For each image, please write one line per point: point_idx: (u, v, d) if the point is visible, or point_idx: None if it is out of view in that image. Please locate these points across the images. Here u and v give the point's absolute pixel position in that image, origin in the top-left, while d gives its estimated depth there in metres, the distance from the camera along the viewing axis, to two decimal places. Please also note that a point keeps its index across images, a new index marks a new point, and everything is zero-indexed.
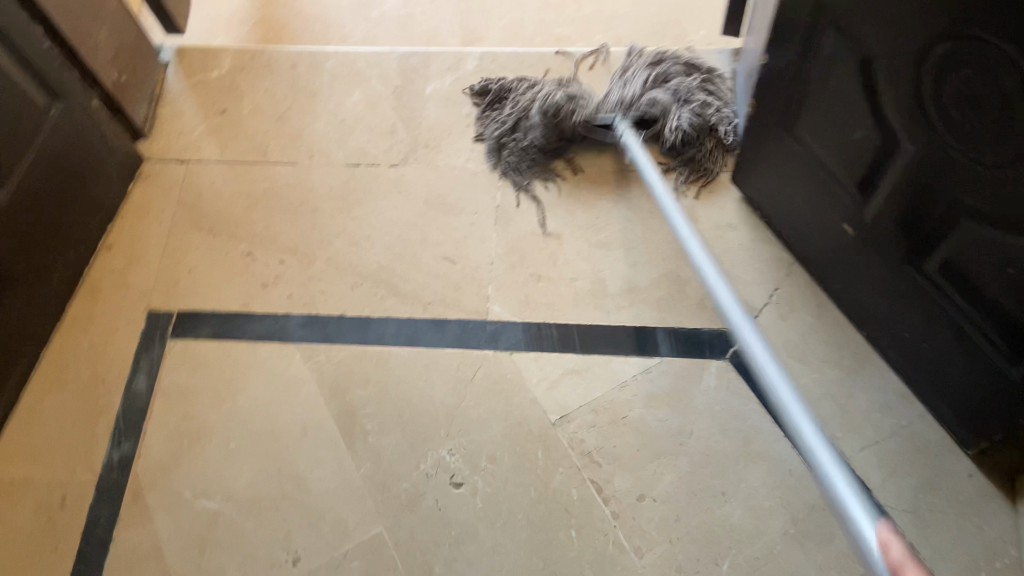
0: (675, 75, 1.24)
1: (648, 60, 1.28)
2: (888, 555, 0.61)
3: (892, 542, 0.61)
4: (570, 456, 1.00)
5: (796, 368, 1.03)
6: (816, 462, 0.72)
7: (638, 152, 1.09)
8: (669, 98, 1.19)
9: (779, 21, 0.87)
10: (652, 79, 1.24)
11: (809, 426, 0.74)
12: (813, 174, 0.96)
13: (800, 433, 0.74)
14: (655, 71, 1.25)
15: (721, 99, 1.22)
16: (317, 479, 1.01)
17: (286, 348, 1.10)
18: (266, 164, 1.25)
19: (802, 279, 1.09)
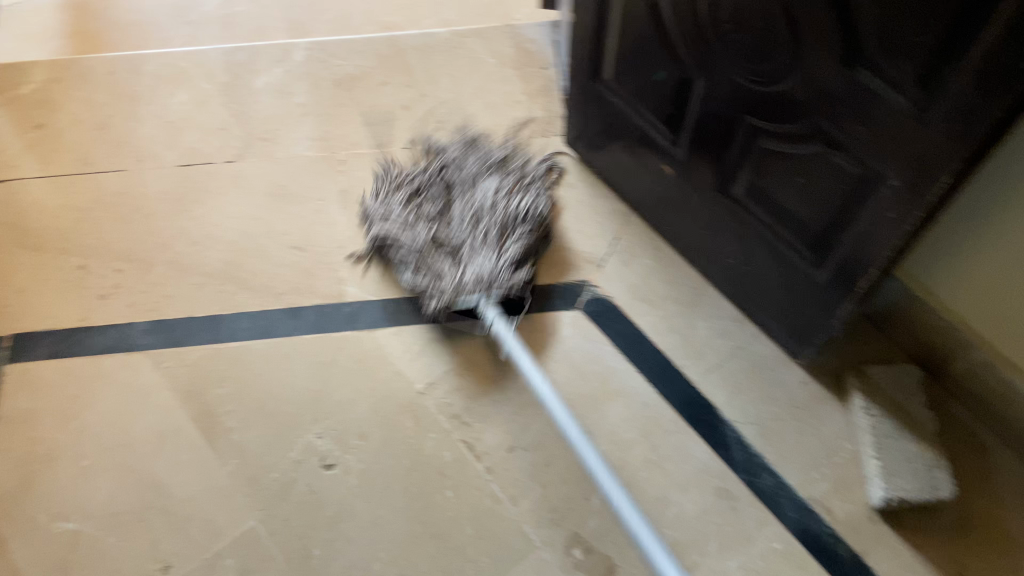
0: (467, 170, 1.11)
1: (434, 160, 1.14)
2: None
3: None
4: (439, 420, 1.02)
5: (642, 307, 1.09)
6: None
7: (515, 347, 0.95)
8: (514, 243, 1.02)
9: None
10: (460, 194, 1.07)
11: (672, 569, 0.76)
12: (632, 122, 1.03)
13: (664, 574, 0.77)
14: (470, 191, 1.07)
15: (535, 193, 1.08)
16: (181, 483, 0.98)
17: (134, 356, 1.06)
18: (91, 174, 1.20)
19: (639, 227, 1.16)
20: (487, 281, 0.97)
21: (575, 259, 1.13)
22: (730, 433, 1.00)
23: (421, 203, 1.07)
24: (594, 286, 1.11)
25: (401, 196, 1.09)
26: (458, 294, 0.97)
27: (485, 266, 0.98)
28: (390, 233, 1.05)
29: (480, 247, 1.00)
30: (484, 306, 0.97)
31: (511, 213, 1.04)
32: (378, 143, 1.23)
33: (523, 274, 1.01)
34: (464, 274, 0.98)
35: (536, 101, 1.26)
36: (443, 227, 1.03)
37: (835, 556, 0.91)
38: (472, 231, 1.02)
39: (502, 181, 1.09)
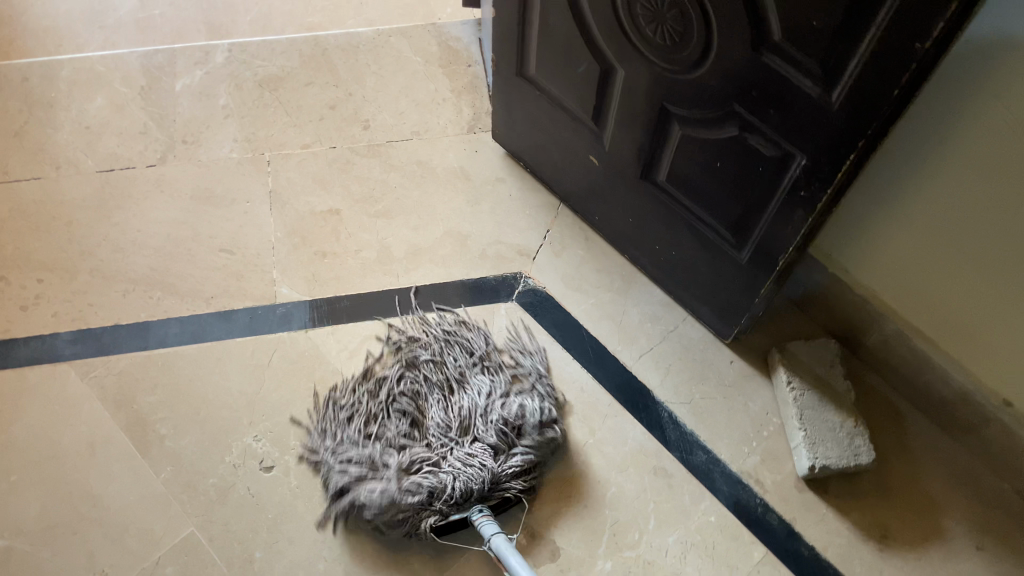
0: (449, 376, 1.02)
1: (391, 370, 1.03)
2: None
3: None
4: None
5: (575, 297, 1.12)
6: None
7: (516, 559, 0.80)
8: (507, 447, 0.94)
9: None
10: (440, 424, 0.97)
11: None
12: (557, 115, 1.05)
13: None
14: (447, 412, 0.98)
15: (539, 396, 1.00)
16: (115, 494, 0.96)
17: (59, 367, 1.03)
18: (6, 183, 1.16)
19: (569, 218, 1.18)
20: (472, 492, 0.90)
21: (508, 252, 1.15)
22: (664, 413, 1.03)
23: (383, 432, 0.96)
24: (528, 278, 1.13)
25: (354, 428, 0.97)
26: (449, 500, 0.89)
27: (477, 479, 0.90)
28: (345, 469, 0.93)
29: (468, 456, 0.93)
30: (477, 518, 0.88)
31: (502, 413, 0.96)
32: (305, 143, 1.22)
33: (512, 462, 0.93)
34: (456, 487, 0.90)
35: (462, 97, 1.28)
36: (428, 455, 0.93)
37: (766, 525, 0.95)
38: (456, 440, 0.95)
39: (473, 391, 1.00)
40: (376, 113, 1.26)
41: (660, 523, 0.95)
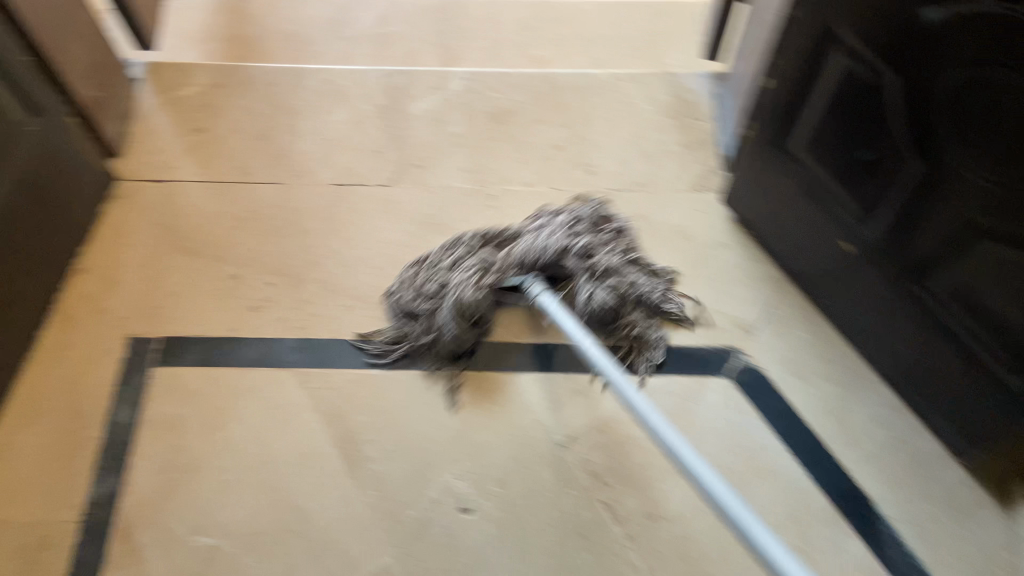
0: (569, 212, 1.08)
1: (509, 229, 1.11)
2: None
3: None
4: (580, 480, 0.99)
5: (796, 383, 1.05)
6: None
7: (557, 309, 0.94)
8: (578, 267, 1.02)
9: (787, 46, 0.90)
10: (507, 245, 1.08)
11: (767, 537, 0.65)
12: (812, 194, 1.00)
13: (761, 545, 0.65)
14: (519, 235, 1.08)
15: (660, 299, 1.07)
16: (319, 510, 0.98)
17: (280, 373, 1.07)
18: (248, 183, 1.21)
19: (796, 298, 1.12)
20: (530, 262, 1.00)
21: (723, 323, 1.10)
22: (885, 529, 0.95)
23: (452, 251, 1.08)
24: (744, 355, 1.07)
25: (414, 271, 1.09)
26: (516, 267, 1.00)
27: (532, 250, 1.00)
28: (412, 297, 1.07)
29: (544, 230, 1.04)
30: (536, 294, 0.97)
31: (590, 250, 1.04)
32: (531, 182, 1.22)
33: (575, 262, 1.02)
34: (514, 254, 1.01)
35: (692, 152, 1.23)
36: (490, 252, 1.06)
37: None
38: (535, 233, 1.04)
39: (558, 220, 1.07)
40: (605, 157, 1.23)
41: None
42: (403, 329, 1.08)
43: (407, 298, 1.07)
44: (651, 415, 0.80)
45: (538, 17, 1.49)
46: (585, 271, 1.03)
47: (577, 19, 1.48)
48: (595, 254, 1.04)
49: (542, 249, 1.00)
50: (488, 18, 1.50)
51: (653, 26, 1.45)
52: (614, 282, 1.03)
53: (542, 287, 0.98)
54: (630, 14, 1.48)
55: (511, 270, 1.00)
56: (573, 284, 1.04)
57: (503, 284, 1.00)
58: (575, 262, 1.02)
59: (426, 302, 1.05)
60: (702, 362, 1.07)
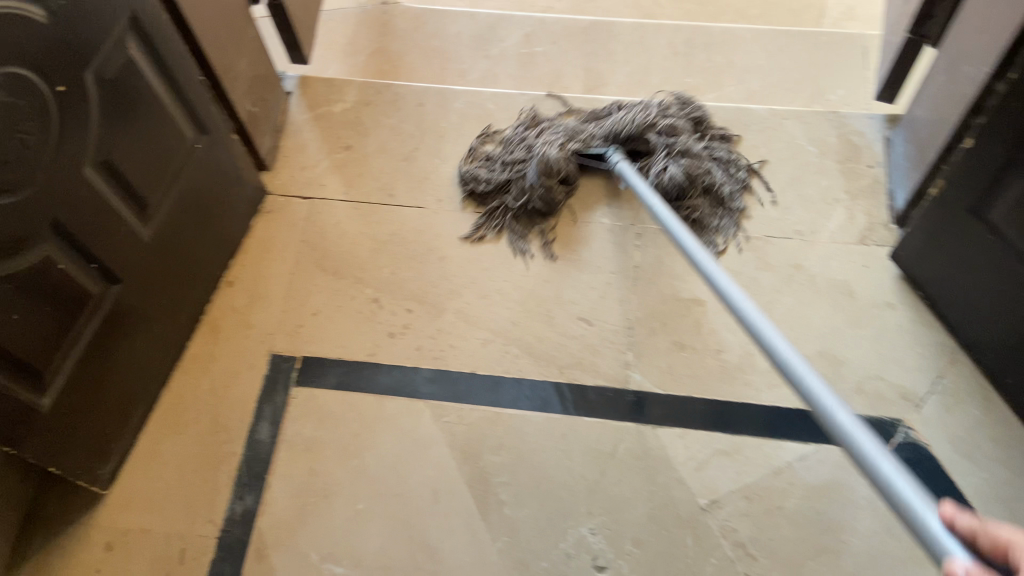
0: (651, 106, 1.21)
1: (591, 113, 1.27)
2: (957, 531, 0.47)
3: (957, 514, 0.47)
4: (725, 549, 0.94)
5: (966, 467, 0.96)
6: (831, 416, 0.59)
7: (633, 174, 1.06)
8: (660, 142, 1.16)
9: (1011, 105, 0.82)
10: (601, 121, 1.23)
11: (816, 382, 0.62)
12: (1008, 266, 0.90)
13: (809, 389, 0.62)
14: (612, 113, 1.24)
15: (730, 174, 1.17)
16: (450, 550, 0.96)
17: (416, 404, 1.05)
18: (391, 205, 1.20)
19: (968, 370, 1.02)
20: (616, 135, 1.16)
21: (888, 392, 1.01)
22: None
23: (543, 131, 1.23)
24: (909, 430, 0.99)
25: (511, 133, 1.24)
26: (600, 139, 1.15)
27: (620, 123, 1.16)
28: (505, 163, 1.21)
29: (626, 112, 1.19)
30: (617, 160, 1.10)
31: (671, 126, 1.17)
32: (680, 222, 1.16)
33: (656, 136, 1.16)
34: (606, 127, 1.17)
35: (856, 201, 1.15)
36: (579, 125, 1.22)
37: None
38: (617, 115, 1.19)
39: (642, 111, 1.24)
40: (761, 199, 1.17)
41: None
42: (492, 187, 1.19)
43: (503, 157, 1.21)
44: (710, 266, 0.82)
45: (690, 43, 1.43)
46: (664, 148, 1.16)
47: (731, 46, 1.41)
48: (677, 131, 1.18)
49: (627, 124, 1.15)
50: (637, 42, 1.45)
51: (814, 60, 1.37)
52: (679, 147, 1.16)
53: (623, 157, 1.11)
54: (789, 44, 1.40)
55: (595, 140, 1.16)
56: (652, 159, 1.17)
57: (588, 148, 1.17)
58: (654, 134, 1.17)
59: (515, 159, 1.20)
60: None
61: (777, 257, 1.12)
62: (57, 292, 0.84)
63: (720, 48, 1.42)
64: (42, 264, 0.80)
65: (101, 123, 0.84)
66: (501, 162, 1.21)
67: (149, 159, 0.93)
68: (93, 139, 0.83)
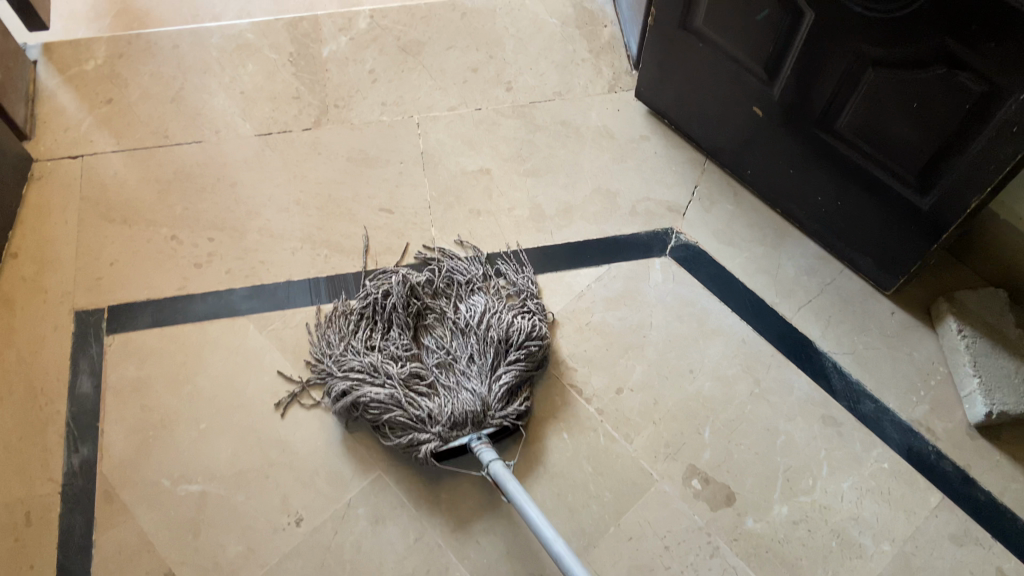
0: (491, 327, 1.00)
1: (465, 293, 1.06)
2: None
3: None
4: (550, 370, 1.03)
5: (730, 251, 1.13)
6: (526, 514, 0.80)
7: (513, 485, 0.83)
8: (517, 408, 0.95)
9: None
10: (468, 333, 1.00)
11: (515, 485, 0.83)
12: (720, 68, 1.06)
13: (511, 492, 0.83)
14: (477, 319, 1.01)
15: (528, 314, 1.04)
16: (301, 441, 1.00)
17: (238, 321, 1.07)
18: (169, 147, 1.20)
19: (717, 174, 1.19)
20: (469, 421, 0.92)
21: (657, 209, 1.16)
22: (828, 364, 1.04)
23: (398, 356, 0.99)
24: (679, 234, 1.14)
25: (362, 338, 1.01)
26: (444, 417, 0.92)
27: (476, 396, 0.93)
28: (345, 340, 1.02)
29: (478, 369, 0.96)
30: (473, 444, 0.90)
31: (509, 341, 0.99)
32: (451, 105, 1.24)
33: (510, 376, 0.96)
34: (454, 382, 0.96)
35: (601, 57, 1.29)
36: (425, 366, 0.98)
37: (941, 472, 0.97)
38: (472, 353, 0.98)
39: (494, 299, 1.05)
40: (520, 71, 1.27)
41: (833, 469, 0.97)
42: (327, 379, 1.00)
43: (343, 325, 1.04)
44: (531, 512, 0.80)
45: None
46: (511, 375, 0.96)
47: None
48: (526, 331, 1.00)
49: (490, 403, 0.93)
50: None
51: None
52: (521, 395, 0.97)
53: (483, 441, 0.91)
54: None
55: (433, 421, 0.92)
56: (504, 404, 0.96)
57: (420, 416, 0.93)
58: (507, 354, 0.98)
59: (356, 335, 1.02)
60: (640, 246, 1.13)
61: (544, 118, 1.24)
62: None
63: None
64: None
65: None
66: (355, 343, 1.01)
67: None
68: None
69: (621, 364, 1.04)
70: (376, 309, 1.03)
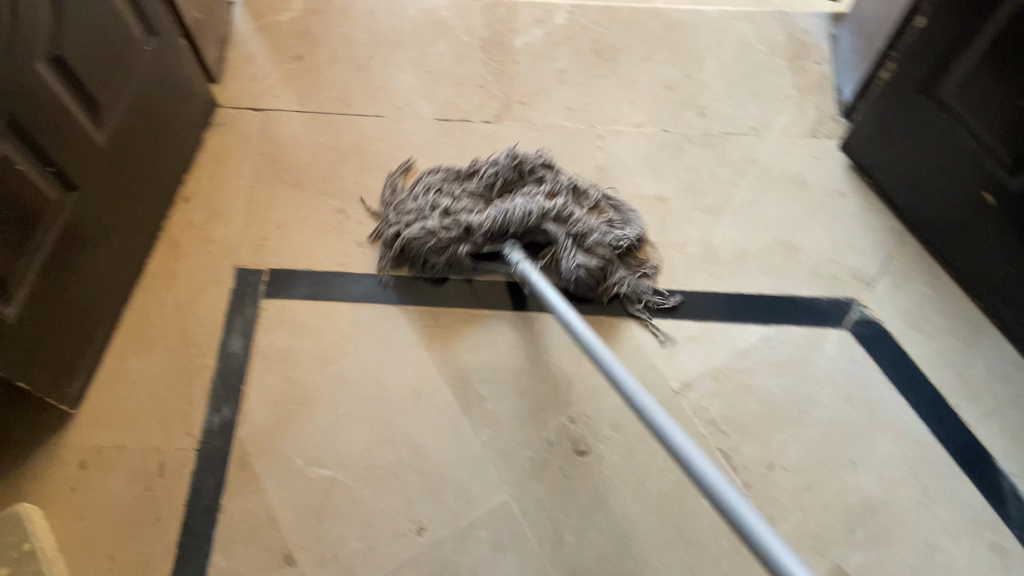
0: (552, 184, 1.08)
1: (549, 170, 1.10)
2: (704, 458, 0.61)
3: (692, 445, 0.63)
4: (622, 309, 1.04)
5: (916, 338, 1.03)
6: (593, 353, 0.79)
7: (538, 277, 0.93)
8: (561, 236, 1.01)
9: None
10: (530, 190, 1.07)
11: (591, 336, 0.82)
12: (956, 144, 0.98)
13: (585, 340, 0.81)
14: (546, 188, 1.07)
15: (608, 219, 1.07)
16: (435, 446, 0.97)
17: (391, 310, 1.06)
18: (349, 116, 1.18)
19: (914, 249, 1.09)
20: (507, 230, 0.99)
21: (842, 274, 1.07)
22: (1007, 486, 0.95)
23: (457, 188, 1.07)
24: (863, 307, 1.05)
25: (428, 179, 1.09)
26: (482, 234, 1.00)
27: (518, 210, 1.00)
28: (418, 184, 1.09)
29: (526, 195, 1.04)
30: (508, 249, 0.99)
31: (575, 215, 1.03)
32: (638, 122, 1.18)
33: (554, 225, 1.02)
34: (502, 203, 1.02)
35: (808, 96, 1.19)
36: (480, 203, 1.05)
37: None
38: (528, 195, 1.04)
39: (577, 199, 1.08)
40: (717, 96, 1.19)
41: None
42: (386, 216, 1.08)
43: (422, 175, 1.10)
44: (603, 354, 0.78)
45: None
46: (568, 237, 1.01)
47: None
48: (592, 237, 1.02)
49: (529, 215, 0.99)
50: None
51: None
52: (574, 244, 1.01)
53: (516, 247, 0.99)
54: None
55: (479, 234, 1.00)
56: (556, 249, 1.02)
57: (463, 229, 1.01)
58: (564, 234, 1.01)
59: (421, 179, 1.09)
60: (817, 312, 1.05)
61: (735, 152, 1.15)
62: (18, 198, 0.79)
63: None
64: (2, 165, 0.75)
65: (52, 14, 0.78)
66: (425, 186, 1.08)
67: (101, 55, 0.87)
68: (42, 29, 0.77)
69: (778, 434, 0.97)
70: (454, 171, 1.10)
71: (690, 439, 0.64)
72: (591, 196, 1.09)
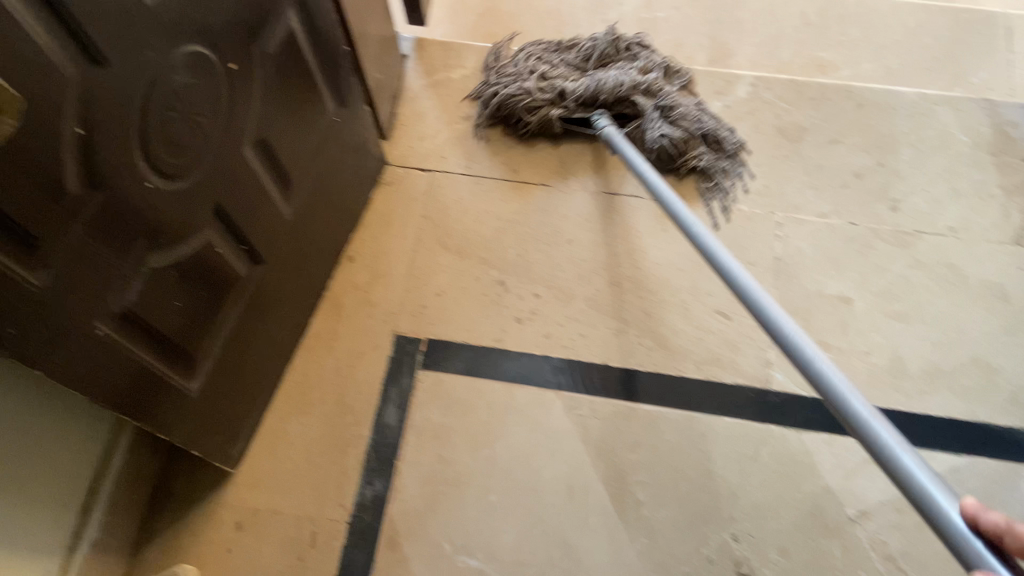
0: (650, 62, 1.19)
1: (645, 57, 1.21)
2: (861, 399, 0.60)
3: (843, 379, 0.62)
4: (695, 184, 1.12)
5: None
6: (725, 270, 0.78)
7: (620, 140, 1.05)
8: (648, 107, 1.12)
9: None
10: (623, 65, 1.19)
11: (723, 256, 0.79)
12: None
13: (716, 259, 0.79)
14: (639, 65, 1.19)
15: (695, 99, 1.17)
16: (588, 549, 0.93)
17: (548, 394, 1.02)
18: (515, 183, 1.16)
19: None
20: (598, 98, 1.13)
21: None
22: None
23: (557, 60, 1.21)
24: None
25: (531, 53, 1.22)
26: (572, 99, 1.14)
27: (607, 82, 1.13)
28: (525, 54, 1.23)
29: (617, 68, 1.16)
30: (594, 116, 1.12)
31: (669, 98, 1.14)
32: (822, 212, 1.10)
33: (642, 98, 1.14)
34: (596, 76, 1.15)
35: (1013, 198, 1.10)
36: (575, 70, 1.19)
37: None
38: (621, 69, 1.16)
39: (673, 85, 1.18)
40: (909, 189, 1.11)
41: None
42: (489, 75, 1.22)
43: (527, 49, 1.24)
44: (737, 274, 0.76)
45: (823, 14, 1.35)
46: (656, 110, 1.13)
47: (868, 20, 1.34)
48: (679, 111, 1.12)
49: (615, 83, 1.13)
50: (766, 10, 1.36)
51: (955, 40, 1.30)
52: (660, 115, 1.12)
53: (604, 113, 1.12)
54: (929, 21, 1.33)
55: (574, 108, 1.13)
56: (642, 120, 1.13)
57: (556, 93, 1.15)
58: (651, 108, 1.13)
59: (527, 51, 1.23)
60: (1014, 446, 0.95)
61: (928, 254, 1.07)
62: (212, 276, 0.79)
63: (854, 21, 1.34)
64: (205, 250, 0.76)
65: (263, 98, 0.77)
66: (530, 58, 1.22)
67: (298, 134, 0.87)
68: (256, 120, 0.77)
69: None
70: (557, 48, 1.24)
71: (749, 276, 0.76)
72: (678, 76, 1.21)
